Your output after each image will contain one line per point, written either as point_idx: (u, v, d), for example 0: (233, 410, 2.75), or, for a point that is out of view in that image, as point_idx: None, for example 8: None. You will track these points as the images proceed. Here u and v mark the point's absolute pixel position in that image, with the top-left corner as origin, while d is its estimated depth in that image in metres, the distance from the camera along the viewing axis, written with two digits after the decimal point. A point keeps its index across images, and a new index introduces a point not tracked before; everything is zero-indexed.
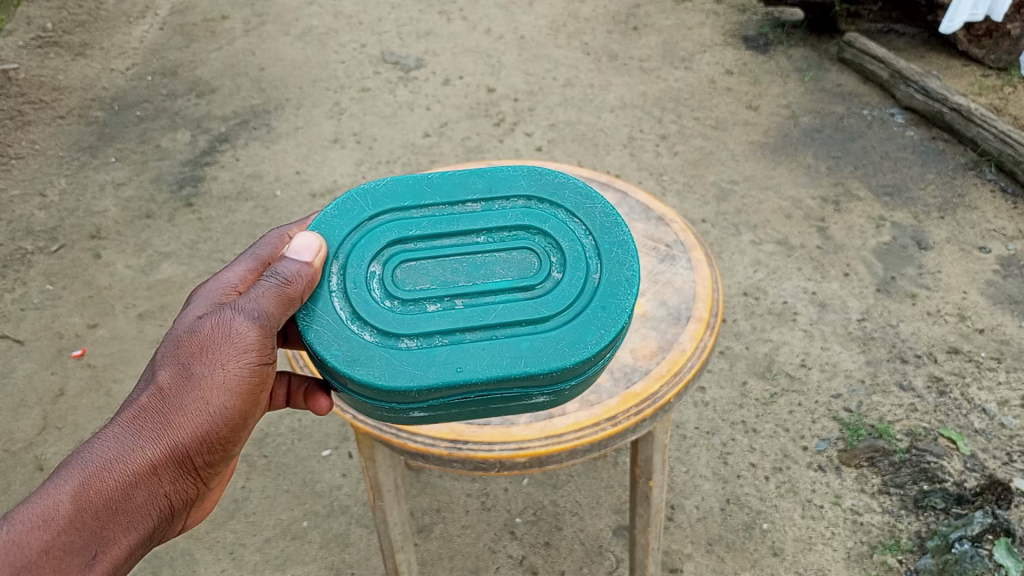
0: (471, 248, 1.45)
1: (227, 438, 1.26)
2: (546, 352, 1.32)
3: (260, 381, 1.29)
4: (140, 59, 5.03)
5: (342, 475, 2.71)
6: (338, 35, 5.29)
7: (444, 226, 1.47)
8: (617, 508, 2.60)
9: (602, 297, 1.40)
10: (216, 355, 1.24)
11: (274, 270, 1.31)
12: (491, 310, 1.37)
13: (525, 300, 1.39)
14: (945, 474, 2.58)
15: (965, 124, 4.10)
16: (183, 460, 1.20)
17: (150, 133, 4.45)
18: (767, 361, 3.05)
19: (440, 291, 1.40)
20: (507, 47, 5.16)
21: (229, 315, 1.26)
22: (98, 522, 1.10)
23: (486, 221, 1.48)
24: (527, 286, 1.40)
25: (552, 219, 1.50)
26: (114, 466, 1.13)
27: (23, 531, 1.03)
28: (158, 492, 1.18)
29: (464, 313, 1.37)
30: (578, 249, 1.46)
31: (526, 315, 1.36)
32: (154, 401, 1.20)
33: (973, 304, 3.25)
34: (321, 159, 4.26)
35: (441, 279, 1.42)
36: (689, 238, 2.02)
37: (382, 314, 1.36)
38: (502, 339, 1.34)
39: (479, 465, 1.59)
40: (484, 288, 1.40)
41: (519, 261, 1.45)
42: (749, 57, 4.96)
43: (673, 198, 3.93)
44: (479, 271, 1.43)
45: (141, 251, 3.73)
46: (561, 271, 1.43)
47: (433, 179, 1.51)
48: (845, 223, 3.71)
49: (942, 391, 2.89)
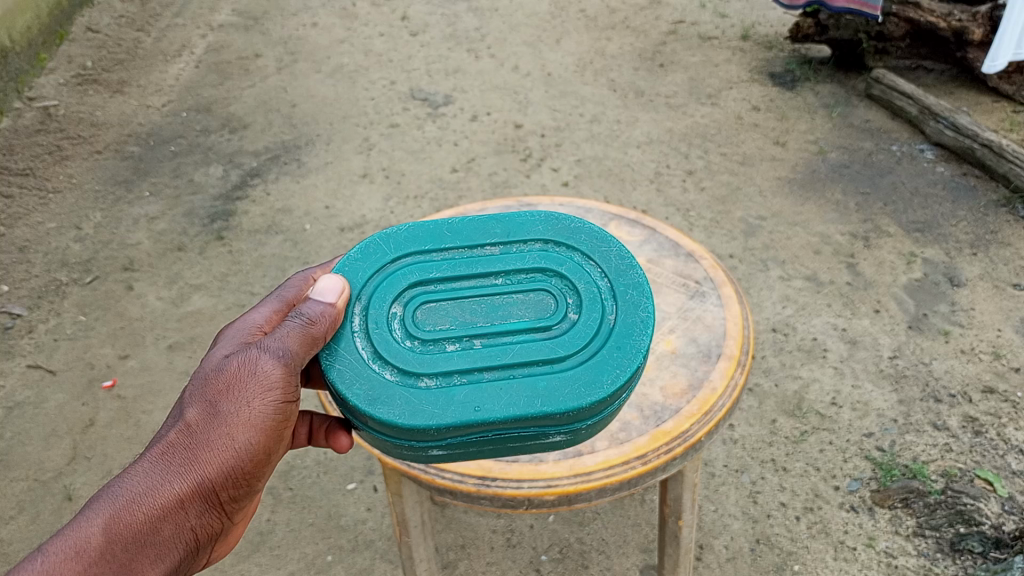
0: (489, 290, 1.46)
1: (252, 473, 1.26)
2: (562, 391, 1.31)
3: (284, 418, 1.29)
4: (176, 96, 5.15)
5: (366, 510, 2.70)
6: (368, 72, 5.39)
7: (463, 269, 1.48)
8: (644, 548, 2.56)
9: (618, 338, 1.39)
10: (242, 392, 1.25)
11: (299, 310, 1.32)
12: (509, 350, 1.37)
13: (541, 340, 1.39)
14: (982, 517, 2.50)
15: (996, 160, 4.07)
16: (208, 494, 1.21)
17: (184, 167, 4.54)
18: (796, 399, 3.01)
19: (458, 331, 1.40)
20: (535, 84, 5.22)
21: (255, 354, 1.28)
22: (127, 554, 1.10)
23: (504, 263, 1.48)
24: (543, 327, 1.40)
25: (569, 262, 1.50)
26: (144, 499, 1.13)
27: (56, 562, 1.03)
28: (185, 526, 1.18)
29: (482, 353, 1.37)
30: (594, 291, 1.46)
31: (542, 355, 1.36)
32: (182, 437, 1.21)
33: (1008, 342, 3.20)
34: (350, 193, 4.32)
35: (461, 320, 1.42)
36: (718, 275, 2.01)
37: (402, 353, 1.37)
38: (520, 379, 1.33)
39: (507, 503, 1.57)
40: (502, 328, 1.40)
41: (537, 302, 1.45)
42: (776, 93, 4.98)
43: (700, 233, 3.92)
44: (497, 311, 1.43)
45: (172, 284, 3.79)
46: (578, 312, 1.43)
47: (453, 224, 1.53)
48: (875, 259, 3.67)
49: (978, 432, 2.82)
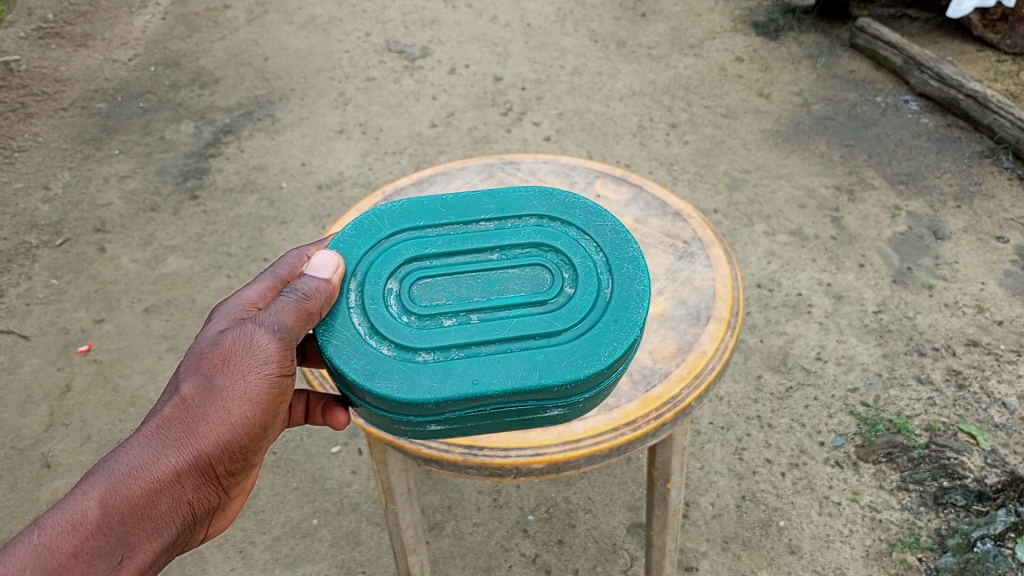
0: (485, 265, 1.41)
1: (249, 448, 1.22)
2: (558, 364, 1.27)
3: (281, 394, 1.25)
4: (143, 50, 4.99)
5: (351, 473, 2.67)
6: (342, 24, 5.24)
7: (458, 244, 1.43)
8: (632, 506, 2.56)
9: (614, 311, 1.34)
10: (237, 367, 1.20)
11: (294, 286, 1.27)
12: (506, 324, 1.32)
13: (538, 315, 1.34)
14: (964, 470, 2.51)
15: (981, 111, 4.03)
16: (205, 468, 1.16)
17: (154, 124, 4.40)
18: (781, 355, 3.01)
19: (455, 307, 1.35)
20: (514, 35, 5.10)
21: (251, 328, 1.23)
22: (125, 527, 1.05)
23: (499, 238, 1.44)
24: (540, 301, 1.35)
25: (563, 236, 1.45)
26: (140, 473, 1.08)
27: (53, 535, 0.98)
28: (182, 500, 1.13)
29: (479, 327, 1.32)
30: (589, 265, 1.41)
31: (539, 328, 1.31)
32: (177, 411, 1.16)
33: (990, 295, 3.20)
34: (326, 150, 4.21)
35: (456, 295, 1.37)
36: (707, 234, 1.96)
37: (399, 328, 1.31)
38: (516, 352, 1.28)
39: (495, 471, 1.53)
40: (498, 303, 1.35)
41: (532, 277, 1.40)
42: (759, 44, 4.90)
43: (684, 188, 3.86)
44: (493, 286, 1.38)
45: (146, 245, 3.68)
46: (574, 285, 1.38)
47: (448, 201, 1.49)
48: (860, 212, 3.65)
49: (961, 385, 2.83)
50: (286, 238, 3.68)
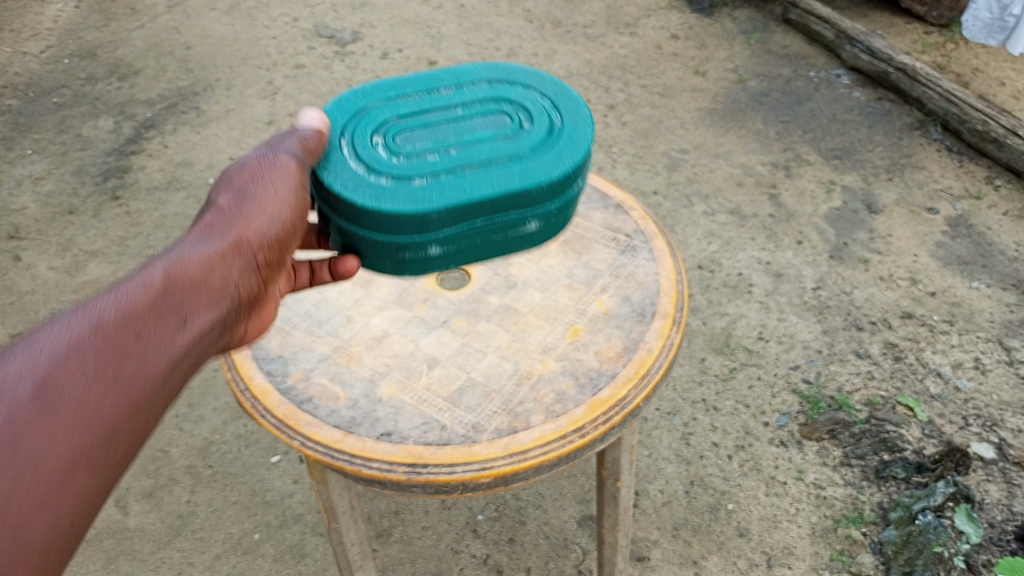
0: (454, 118, 1.47)
1: (285, 242, 1.31)
2: (534, 171, 1.37)
3: (308, 202, 1.35)
4: (55, 41, 4.78)
5: (293, 481, 2.60)
6: (268, 9, 5.07)
7: (426, 105, 1.49)
8: (581, 499, 2.54)
9: (567, 133, 1.44)
10: (266, 177, 1.30)
11: (285, 134, 1.36)
12: (482, 154, 1.40)
13: (508, 142, 1.41)
14: (904, 443, 2.57)
15: (910, 83, 4.08)
16: (250, 253, 1.25)
17: (70, 121, 4.20)
18: (724, 336, 3.01)
19: (435, 144, 1.41)
20: (447, 17, 5.00)
21: (269, 151, 1.33)
22: (184, 292, 1.13)
23: (459, 95, 1.50)
24: (505, 133, 1.44)
25: (514, 93, 1.53)
26: (192, 256, 1.17)
27: (125, 293, 1.08)
28: (232, 279, 1.21)
29: (461, 156, 1.39)
30: (539, 106, 1.50)
31: (510, 150, 1.40)
32: (219, 214, 1.27)
33: (924, 266, 3.25)
34: (255, 142, 4.06)
35: (435, 139, 1.43)
36: (649, 227, 2.03)
37: (390, 164, 1.38)
38: (497, 167, 1.37)
39: (441, 488, 1.52)
40: (471, 139, 1.42)
41: (496, 120, 1.47)
42: (693, 21, 4.89)
43: (623, 170, 3.83)
44: (464, 130, 1.45)
45: (66, 250, 3.51)
46: (532, 121, 1.47)
47: (407, 76, 1.54)
48: (796, 189, 3.67)
49: (898, 357, 2.88)
50: None
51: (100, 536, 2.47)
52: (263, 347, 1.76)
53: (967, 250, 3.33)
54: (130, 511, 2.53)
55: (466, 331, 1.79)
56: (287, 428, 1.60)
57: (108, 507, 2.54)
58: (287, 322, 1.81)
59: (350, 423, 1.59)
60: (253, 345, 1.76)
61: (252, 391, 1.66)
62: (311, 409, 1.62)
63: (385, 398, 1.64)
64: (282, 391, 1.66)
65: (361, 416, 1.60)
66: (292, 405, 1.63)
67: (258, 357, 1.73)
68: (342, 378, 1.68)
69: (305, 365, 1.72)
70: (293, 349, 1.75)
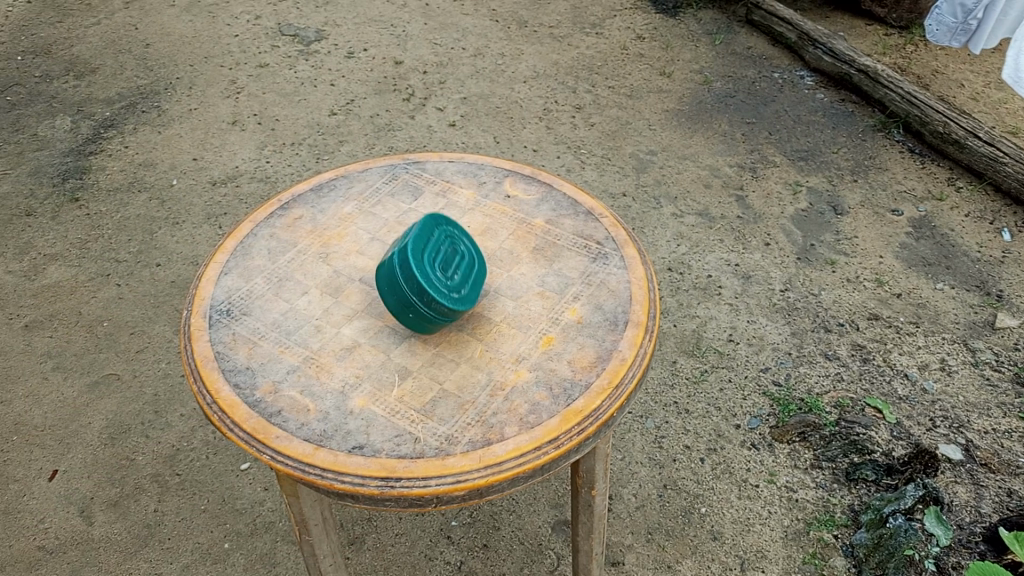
0: (439, 248, 1.69)
1: None
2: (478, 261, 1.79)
3: None
4: (8, 37, 4.68)
5: (263, 490, 2.55)
6: (229, 7, 5.00)
7: (432, 246, 1.67)
8: (555, 503, 2.54)
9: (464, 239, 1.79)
10: None
11: None
12: (464, 268, 1.74)
13: (462, 255, 1.75)
14: (873, 445, 2.61)
15: (873, 85, 4.14)
16: None
17: (24, 120, 4.08)
18: (695, 339, 3.03)
19: (454, 272, 1.70)
20: (412, 16, 4.96)
21: None
22: None
23: (435, 231, 1.69)
24: (460, 249, 1.75)
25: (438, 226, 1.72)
26: None
27: None
28: None
29: (463, 273, 1.73)
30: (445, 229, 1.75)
31: (462, 257, 1.76)
32: None
33: (889, 268, 3.30)
34: (219, 143, 3.98)
35: (448, 264, 1.69)
36: (619, 234, 2.04)
37: (452, 288, 1.69)
38: (474, 268, 1.77)
39: (415, 502, 1.49)
40: (456, 262, 1.72)
41: (451, 247, 1.72)
42: (659, 22, 4.91)
43: (592, 171, 3.83)
44: (449, 255, 1.70)
45: (22, 254, 3.38)
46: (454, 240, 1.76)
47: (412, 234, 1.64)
48: (763, 190, 3.71)
49: (866, 358, 2.92)
50: (179, 239, 3.45)
51: (63, 548, 2.38)
52: (230, 358, 1.72)
53: (930, 251, 3.39)
54: (95, 520, 2.45)
55: (438, 341, 1.75)
56: (255, 442, 1.55)
57: (72, 517, 2.46)
58: (255, 333, 1.78)
59: (321, 437, 1.55)
60: (219, 357, 1.72)
61: (219, 404, 1.61)
62: (280, 422, 1.58)
63: (356, 410, 1.60)
64: (250, 404, 1.61)
65: (332, 429, 1.57)
66: (261, 419, 1.59)
67: (225, 369, 1.69)
68: (313, 390, 1.65)
69: (274, 377, 1.68)
70: (261, 360, 1.71)
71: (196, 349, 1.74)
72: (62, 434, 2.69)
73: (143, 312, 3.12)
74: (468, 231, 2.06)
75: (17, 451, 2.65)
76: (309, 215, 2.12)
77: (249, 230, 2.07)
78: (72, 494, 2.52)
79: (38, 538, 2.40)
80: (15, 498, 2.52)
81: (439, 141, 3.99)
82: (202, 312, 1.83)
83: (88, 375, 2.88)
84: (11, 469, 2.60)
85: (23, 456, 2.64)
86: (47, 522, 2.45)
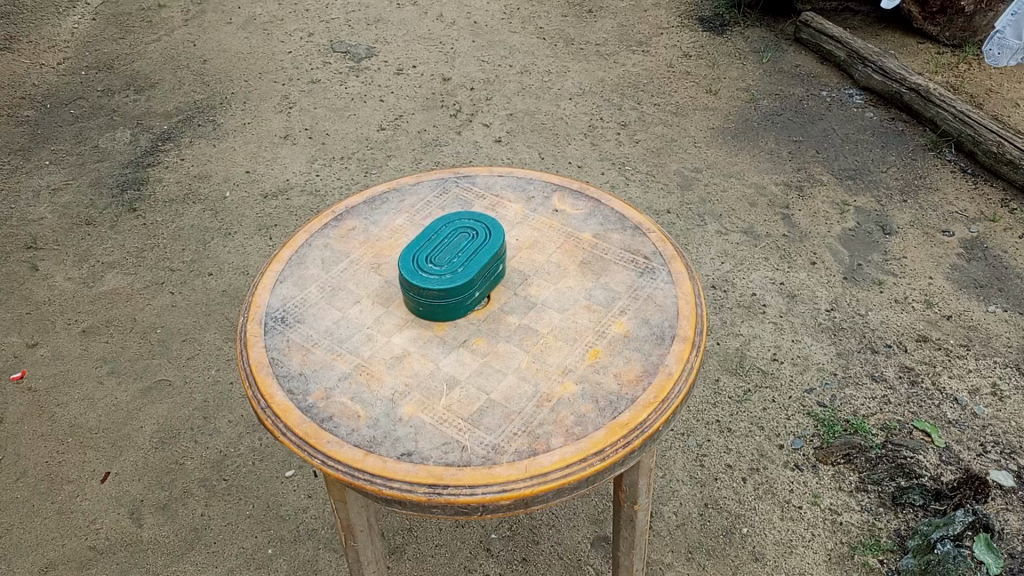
0: (440, 243, 1.85)
1: None
2: (495, 239, 1.85)
3: None
4: (73, 53, 4.87)
5: (307, 497, 2.60)
6: (283, 24, 5.14)
7: (426, 245, 1.85)
8: (595, 519, 2.54)
9: (491, 223, 1.90)
10: None
11: None
12: (473, 250, 1.83)
13: (473, 239, 1.85)
14: (921, 469, 2.57)
15: (924, 104, 4.09)
16: None
17: (87, 132, 4.24)
18: (738, 357, 3.01)
19: (452, 258, 1.81)
20: (461, 33, 5.04)
21: None
22: None
23: (436, 234, 1.88)
24: (472, 235, 1.87)
25: (452, 223, 1.91)
26: None
27: None
28: None
29: (469, 256, 1.82)
30: (470, 220, 1.92)
31: (477, 239, 1.86)
32: None
33: (939, 289, 3.25)
34: (270, 156, 4.08)
35: (448, 255, 1.82)
36: (667, 249, 2.05)
37: (446, 275, 1.79)
38: (487, 248, 1.83)
39: (461, 509, 1.51)
40: (461, 247, 1.83)
41: (460, 237, 1.87)
42: (706, 40, 4.92)
43: (637, 188, 3.83)
44: (451, 245, 1.85)
45: (82, 262, 3.50)
46: (476, 227, 1.89)
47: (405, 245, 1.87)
48: (809, 209, 3.68)
49: (914, 381, 2.87)
50: (231, 250, 3.55)
51: (114, 548, 2.45)
52: (284, 364, 1.77)
53: (982, 273, 3.32)
54: (145, 522, 2.52)
55: (485, 351, 1.78)
56: (307, 446, 1.59)
57: (123, 518, 2.53)
58: (308, 340, 1.82)
59: (370, 443, 1.59)
60: (274, 362, 1.77)
61: (273, 408, 1.66)
62: (331, 427, 1.62)
63: (405, 418, 1.64)
64: (303, 409, 1.66)
65: (382, 435, 1.60)
66: (313, 424, 1.63)
67: (279, 375, 1.74)
68: (363, 397, 1.69)
69: (326, 383, 1.72)
70: (314, 367, 1.76)
71: (252, 355, 1.79)
72: (115, 438, 2.78)
73: (195, 320, 3.21)
74: (516, 244, 2.09)
75: (72, 452, 2.73)
76: (362, 226, 2.17)
77: (304, 240, 2.12)
78: (124, 495, 2.60)
79: (90, 538, 2.47)
80: (69, 497, 2.59)
81: (485, 157, 4.03)
82: (257, 319, 1.88)
83: (141, 381, 2.97)
84: (65, 470, 2.68)
85: (78, 457, 2.72)
86: (99, 522, 2.52)
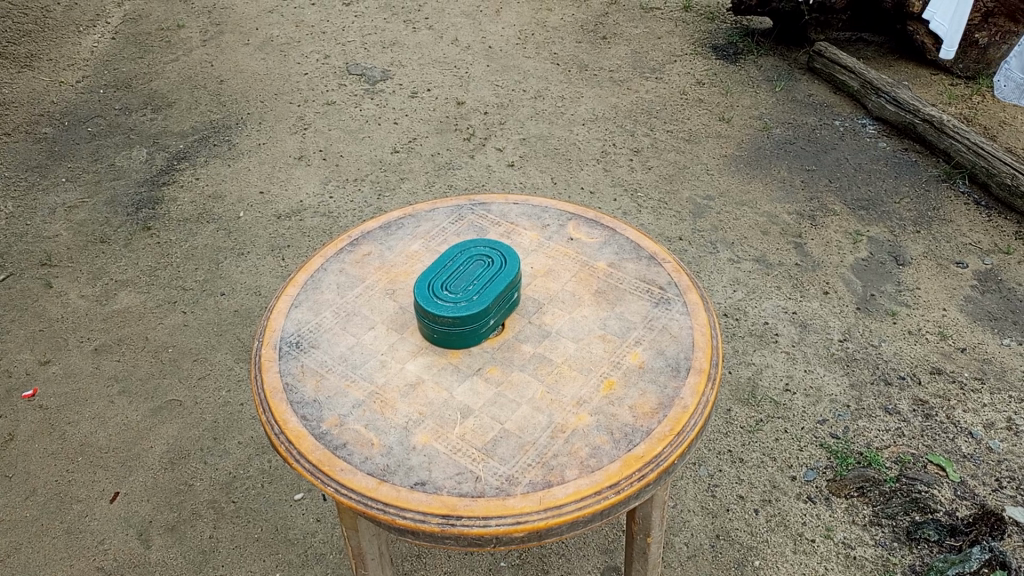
0: (454, 270, 1.85)
1: None
2: (510, 266, 1.85)
3: None
4: (91, 72, 4.93)
5: (316, 520, 2.58)
6: (300, 45, 5.21)
7: (439, 272, 1.85)
8: (605, 549, 2.52)
9: (506, 250, 1.90)
10: None
11: None
12: (489, 277, 1.83)
13: (487, 267, 1.86)
14: (936, 504, 2.55)
15: (937, 135, 4.09)
16: None
17: (104, 150, 4.28)
18: (750, 387, 2.99)
19: (468, 285, 1.82)
20: (475, 58, 5.09)
21: None
22: None
23: (452, 261, 1.88)
24: (487, 263, 1.87)
25: (467, 250, 1.91)
26: None
27: None
28: None
29: (484, 282, 1.82)
30: (484, 246, 1.92)
31: (491, 266, 1.86)
32: None
33: (953, 321, 3.23)
34: (285, 177, 4.10)
35: (464, 280, 1.83)
36: (682, 280, 2.04)
37: (463, 302, 1.79)
38: (502, 274, 1.83)
39: (474, 541, 1.50)
40: (476, 273, 1.84)
41: (474, 263, 1.87)
42: (719, 67, 4.95)
43: (648, 215, 3.83)
44: (465, 271, 1.85)
45: (95, 280, 3.51)
46: (491, 254, 1.89)
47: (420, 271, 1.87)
48: (822, 239, 3.67)
49: (928, 415, 2.85)
50: (244, 270, 3.56)
51: (121, 569, 2.44)
52: (299, 390, 1.76)
53: (997, 306, 3.30)
54: (152, 544, 2.51)
55: (499, 380, 1.77)
56: (321, 473, 1.59)
57: (131, 539, 2.52)
58: (322, 365, 1.82)
59: (384, 471, 1.58)
60: (288, 388, 1.77)
61: (287, 435, 1.66)
62: (345, 455, 1.61)
63: (419, 446, 1.63)
64: (316, 436, 1.65)
65: (395, 464, 1.59)
66: (327, 450, 1.62)
67: (293, 401, 1.74)
68: (377, 425, 1.68)
69: (340, 410, 1.72)
70: (328, 393, 1.75)
71: (266, 379, 1.79)
72: (125, 457, 2.78)
73: (206, 340, 3.21)
74: (531, 272, 2.09)
75: (81, 472, 2.73)
76: (378, 252, 2.17)
77: (319, 264, 2.13)
78: (132, 516, 2.59)
79: (98, 558, 2.47)
80: (76, 517, 2.59)
81: (498, 181, 4.05)
82: (272, 344, 1.89)
83: (152, 401, 2.97)
84: (74, 489, 2.68)
85: (87, 477, 2.72)
86: (107, 543, 2.51)
